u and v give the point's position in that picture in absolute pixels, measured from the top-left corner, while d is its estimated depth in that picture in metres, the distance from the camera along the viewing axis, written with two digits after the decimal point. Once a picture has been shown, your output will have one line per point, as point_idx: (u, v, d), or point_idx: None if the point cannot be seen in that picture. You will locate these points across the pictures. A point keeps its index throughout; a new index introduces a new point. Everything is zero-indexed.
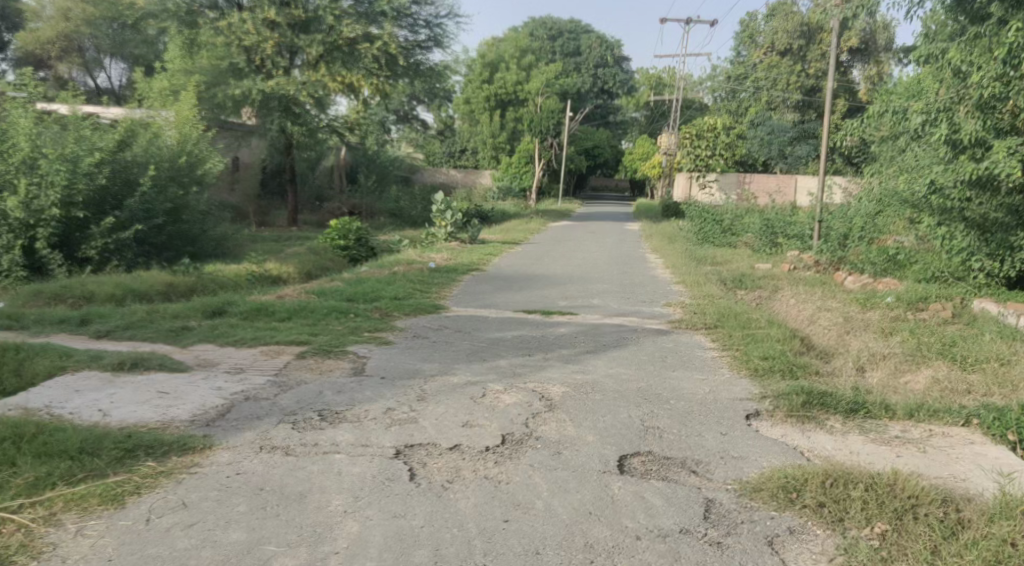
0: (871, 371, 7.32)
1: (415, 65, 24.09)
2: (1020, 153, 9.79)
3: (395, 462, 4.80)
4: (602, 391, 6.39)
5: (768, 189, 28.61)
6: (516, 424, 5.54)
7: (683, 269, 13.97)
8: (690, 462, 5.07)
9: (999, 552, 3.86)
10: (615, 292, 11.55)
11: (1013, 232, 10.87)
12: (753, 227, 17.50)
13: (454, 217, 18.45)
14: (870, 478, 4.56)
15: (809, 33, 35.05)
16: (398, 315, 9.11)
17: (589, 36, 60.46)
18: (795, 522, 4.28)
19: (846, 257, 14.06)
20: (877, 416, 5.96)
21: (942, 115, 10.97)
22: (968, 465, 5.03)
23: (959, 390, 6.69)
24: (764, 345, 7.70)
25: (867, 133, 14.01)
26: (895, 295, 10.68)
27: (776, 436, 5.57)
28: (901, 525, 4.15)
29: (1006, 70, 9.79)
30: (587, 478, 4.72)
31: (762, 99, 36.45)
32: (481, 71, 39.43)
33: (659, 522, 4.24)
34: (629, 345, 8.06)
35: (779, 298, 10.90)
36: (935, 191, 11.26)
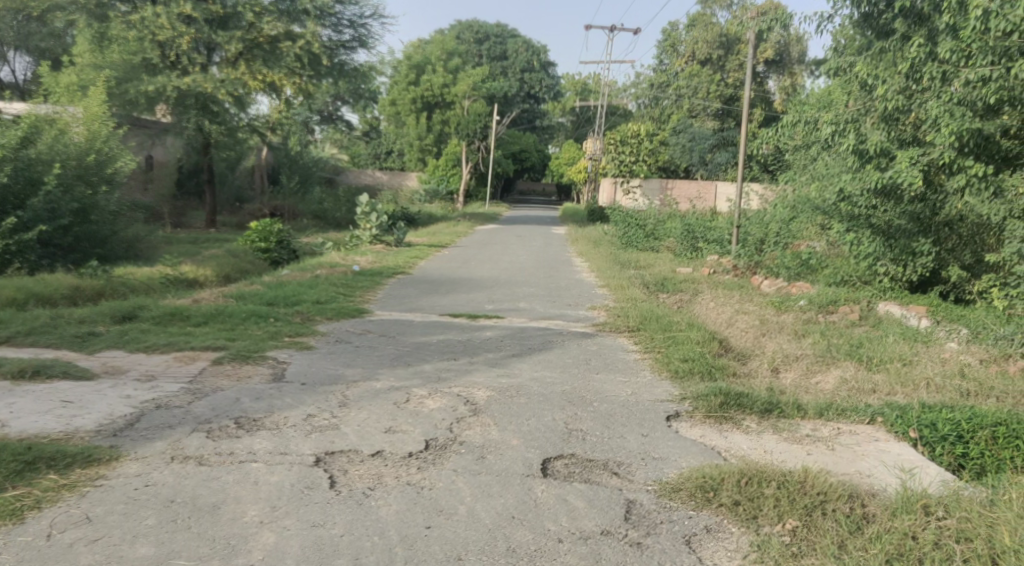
0: (785, 372, 7.57)
1: (340, 65, 23.92)
2: (922, 163, 10.21)
3: (314, 470, 4.71)
4: (528, 394, 6.43)
5: (688, 194, 29.14)
6: (440, 428, 5.51)
7: (607, 273, 14.17)
8: (612, 464, 5.14)
9: (902, 545, 4.01)
10: (541, 295, 11.64)
11: (915, 238, 11.40)
12: (674, 232, 17.84)
13: (379, 220, 18.33)
14: (783, 475, 4.71)
15: (727, 43, 36.72)
16: (320, 319, 8.96)
17: (516, 40, 60.77)
18: (711, 520, 4.39)
19: (762, 261, 14.49)
20: (790, 415, 6.15)
21: (850, 126, 11.42)
22: (873, 461, 5.25)
23: (865, 389, 6.98)
24: (684, 347, 7.86)
25: (781, 142, 14.50)
26: (807, 298, 11.04)
27: (695, 436, 5.70)
28: (811, 521, 4.29)
29: (910, 84, 10.43)
30: (510, 482, 4.73)
31: (684, 107, 37.33)
32: (407, 73, 39.50)
33: (580, 524, 4.28)
34: (554, 348, 8.12)
35: (699, 301, 11.14)
36: (844, 198, 11.70)
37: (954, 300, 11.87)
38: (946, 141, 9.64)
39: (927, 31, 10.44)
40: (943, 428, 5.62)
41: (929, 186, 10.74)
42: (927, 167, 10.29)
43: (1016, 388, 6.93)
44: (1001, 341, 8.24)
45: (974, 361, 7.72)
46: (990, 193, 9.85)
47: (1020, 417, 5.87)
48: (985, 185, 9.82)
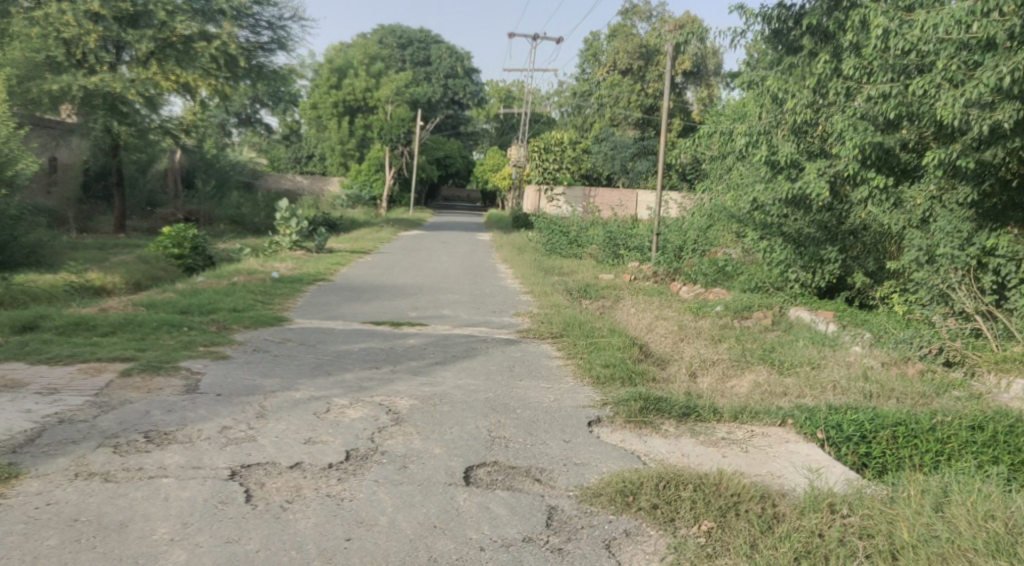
0: (702, 376, 7.77)
1: (258, 67, 23.54)
2: (828, 174, 10.72)
3: (229, 484, 4.59)
4: (450, 402, 6.41)
5: (611, 202, 29.57)
6: (361, 439, 5.44)
7: (532, 279, 14.28)
8: (535, 470, 5.18)
9: (809, 543, 4.15)
10: (465, 302, 11.66)
11: (823, 246, 11.93)
12: (597, 239, 18.08)
13: (300, 225, 17.97)
14: (699, 478, 4.83)
15: (648, 54, 37.28)
16: (237, 327, 8.75)
17: (439, 45, 60.63)
18: (630, 524, 4.47)
19: (681, 268, 14.72)
20: (706, 419, 6.32)
21: (762, 137, 11.81)
22: (784, 462, 5.44)
23: (777, 392, 7.22)
24: (606, 353, 7.98)
25: (699, 151, 14.85)
26: (723, 303, 11.34)
27: (616, 441, 5.80)
28: (725, 521, 4.42)
29: (816, 98, 10.86)
30: (432, 491, 4.72)
31: (606, 116, 37.87)
32: (328, 76, 39.19)
33: (502, 532, 4.29)
34: (478, 356, 8.13)
35: (620, 307, 11.36)
36: (757, 208, 12.10)
37: (859, 305, 12.47)
38: (851, 153, 10.08)
39: (832, 50, 10.99)
40: (848, 429, 5.88)
41: (836, 197, 11.23)
42: (833, 178, 10.80)
43: (914, 389, 7.28)
44: (901, 344, 8.60)
45: (877, 364, 8.07)
46: (890, 204, 10.57)
47: (917, 416, 6.22)
48: (886, 197, 10.50)
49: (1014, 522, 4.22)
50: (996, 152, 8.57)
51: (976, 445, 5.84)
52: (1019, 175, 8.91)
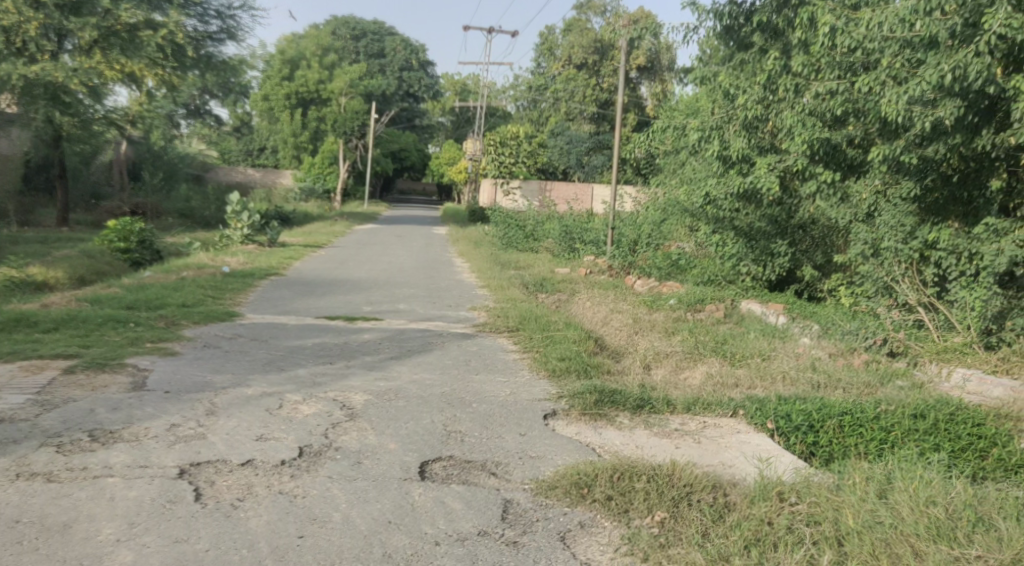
0: (656, 368, 7.86)
1: (207, 57, 23.08)
2: (778, 169, 10.86)
3: (178, 483, 4.51)
4: (406, 397, 6.38)
5: (567, 196, 29.72)
6: (315, 435, 5.39)
7: (489, 273, 14.28)
8: (490, 464, 5.18)
9: (759, 531, 4.23)
10: (421, 297, 11.61)
11: (773, 240, 12.17)
12: (553, 233, 18.14)
13: (251, 219, 17.63)
14: (652, 469, 4.89)
15: (602, 49, 37.54)
16: (185, 323, 8.59)
17: (394, 38, 60.22)
18: (584, 516, 4.51)
19: (635, 261, 14.85)
20: (660, 411, 6.38)
21: (714, 132, 11.86)
22: (736, 453, 5.52)
23: (728, 383, 7.34)
24: (561, 347, 8.02)
25: (652, 146, 14.98)
26: (677, 297, 11.43)
27: (571, 434, 5.83)
28: (677, 512, 4.48)
29: (767, 94, 11.00)
30: (387, 487, 4.69)
31: (561, 110, 38.00)
32: (280, 68, 38.39)
33: (457, 527, 4.29)
34: (434, 350, 8.10)
35: (576, 300, 11.42)
36: (710, 202, 12.08)
37: (808, 298, 12.72)
38: (800, 149, 10.30)
39: (783, 46, 11.25)
40: (797, 419, 6.01)
41: (785, 191, 11.43)
42: (782, 173, 10.96)
43: (860, 379, 7.45)
44: (847, 335, 8.76)
45: (824, 355, 8.23)
46: (838, 198, 10.76)
47: (863, 406, 6.38)
48: (834, 192, 10.68)
49: (954, 507, 4.36)
50: (937, 148, 8.79)
51: (918, 433, 5.99)
52: (960, 170, 9.20)
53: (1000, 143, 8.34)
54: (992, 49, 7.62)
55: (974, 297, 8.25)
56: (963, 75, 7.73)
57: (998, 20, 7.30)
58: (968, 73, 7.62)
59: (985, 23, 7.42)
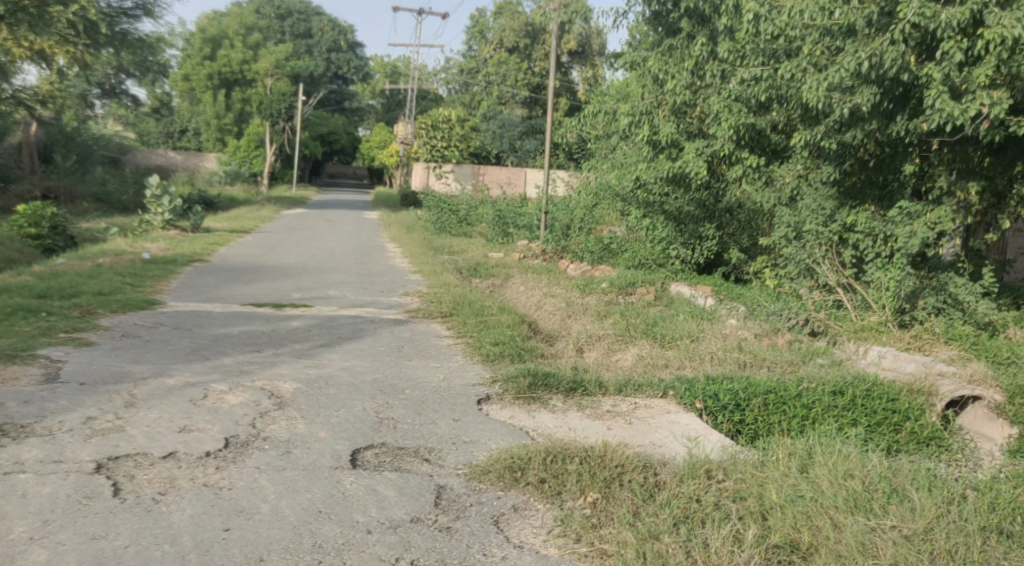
0: (588, 351, 7.93)
1: (121, 34, 22.04)
2: (705, 154, 11.09)
3: (94, 478, 4.33)
4: (337, 384, 6.28)
5: (499, 181, 29.71)
6: (241, 425, 5.25)
7: (422, 258, 14.19)
8: (423, 450, 5.14)
9: (687, 509, 4.28)
10: (351, 283, 11.43)
11: (702, 223, 12.43)
12: (486, 218, 18.11)
13: (172, 203, 17.18)
14: (584, 451, 4.92)
15: (533, 32, 37.53)
16: (102, 312, 8.26)
17: (321, 17, 58.99)
18: (518, 499, 4.51)
19: (568, 245, 14.93)
20: (592, 393, 6.44)
21: (644, 118, 12.04)
22: (665, 433, 5.60)
23: (659, 364, 7.47)
24: (495, 331, 8.01)
25: (584, 130, 15.05)
26: (608, 281, 11.52)
27: (505, 418, 5.81)
28: (609, 493, 4.51)
29: (695, 80, 11.18)
30: (317, 476, 4.61)
31: (493, 94, 37.86)
32: (200, 47, 36.99)
33: (390, 514, 4.24)
34: (365, 337, 7.98)
35: (510, 285, 11.42)
36: (640, 186, 12.44)
37: (735, 280, 12.97)
38: (727, 134, 10.46)
39: (709, 32, 11.35)
40: (724, 398, 6.13)
41: (713, 175, 11.66)
42: (710, 158, 11.17)
43: (783, 357, 7.67)
44: (771, 316, 8.92)
45: (750, 335, 8.42)
46: (762, 182, 11.03)
47: (786, 383, 6.57)
48: (759, 175, 10.97)
49: (870, 479, 4.54)
50: (855, 134, 9.05)
51: (837, 409, 6.23)
52: (876, 155, 9.55)
53: (913, 129, 8.65)
54: (906, 38, 7.86)
55: (889, 278, 8.57)
56: (879, 63, 7.97)
57: (912, 9, 7.55)
58: (884, 60, 7.86)
59: (899, 12, 7.67)
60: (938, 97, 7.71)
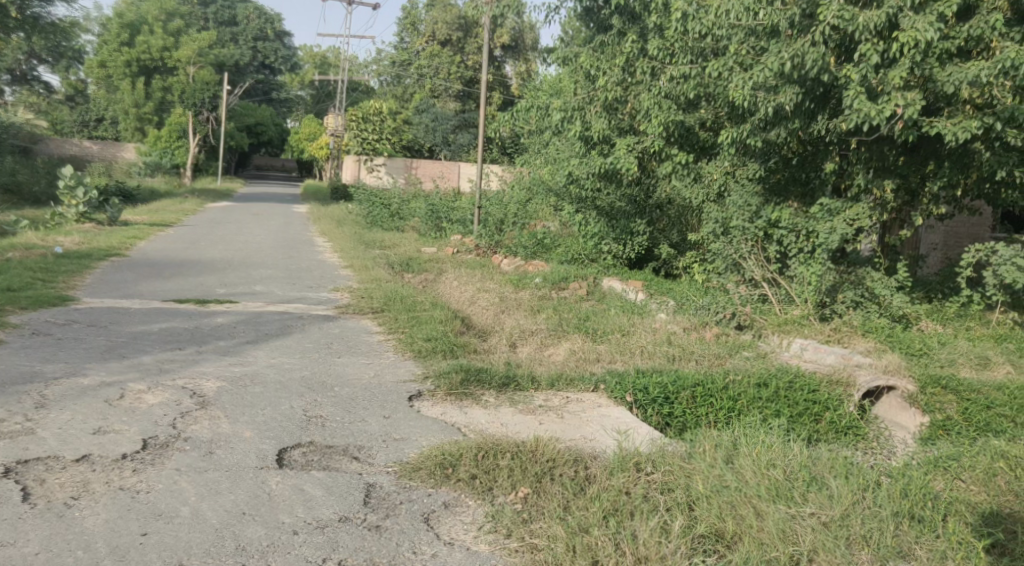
0: (521, 346, 7.94)
1: (33, 17, 21.28)
2: (637, 150, 11.19)
3: (2, 483, 4.13)
4: (263, 383, 6.12)
5: (432, 175, 29.51)
6: (160, 426, 5.07)
7: (352, 252, 13.97)
8: (352, 449, 5.05)
9: (617, 502, 4.31)
10: (279, 278, 11.19)
11: (633, 219, 12.53)
12: (418, 212, 17.97)
13: (88, 195, 16.49)
14: (516, 446, 4.92)
15: (466, 26, 37.42)
16: (11, 309, 7.88)
17: (246, 5, 57.55)
18: (449, 496, 4.47)
19: (502, 241, 14.91)
20: (524, 387, 6.44)
21: (575, 114, 11.96)
22: (595, 427, 5.63)
23: (590, 358, 7.53)
24: (427, 327, 7.94)
25: (516, 125, 15.06)
26: (542, 276, 11.55)
27: (436, 414, 5.76)
28: (540, 487, 4.51)
29: (626, 76, 11.24)
30: (241, 477, 4.48)
31: (425, 87, 37.57)
32: (118, 32, 36.42)
33: (317, 514, 4.15)
34: (294, 333, 7.82)
35: (443, 280, 11.33)
36: (573, 181, 12.52)
37: (665, 275, 13.17)
38: (657, 131, 10.55)
39: (639, 29, 11.49)
40: (653, 391, 6.26)
41: (644, 172, 11.81)
42: (641, 154, 11.26)
43: (711, 350, 7.81)
44: (700, 310, 9.04)
45: (679, 329, 8.54)
46: (691, 178, 11.16)
47: (713, 375, 6.70)
48: (688, 172, 11.07)
49: (791, 469, 4.66)
50: (779, 132, 9.26)
51: (762, 400, 6.41)
52: (799, 154, 9.78)
53: (833, 128, 8.93)
54: (826, 40, 8.09)
55: (811, 272, 8.82)
56: (801, 63, 8.17)
57: (831, 12, 7.78)
58: (805, 61, 8.06)
59: (820, 15, 7.90)
60: (856, 98, 7.93)
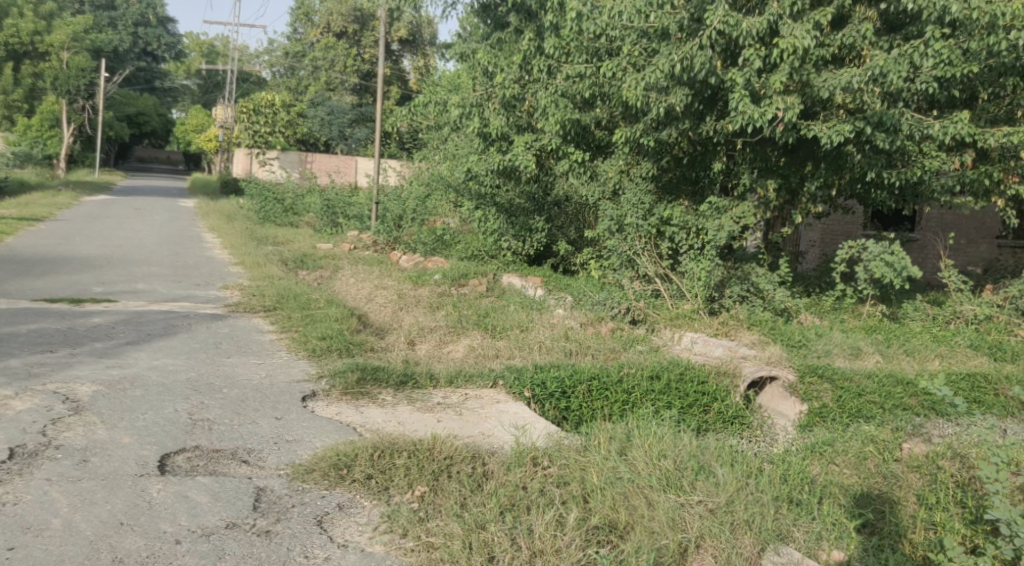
0: (420, 343, 7.88)
1: None
2: (534, 148, 11.29)
3: None
4: (144, 385, 5.85)
5: (329, 169, 29.16)
6: (28, 434, 4.78)
7: (243, 249, 13.51)
8: (242, 452, 4.89)
9: (514, 497, 4.32)
10: (163, 276, 10.72)
11: (532, 216, 12.69)
12: (314, 207, 17.57)
13: None
14: (413, 444, 4.87)
15: (362, 18, 36.77)
16: None
17: None
18: (343, 497, 4.39)
19: (401, 237, 14.69)
20: (423, 385, 6.39)
21: (473, 110, 11.83)
22: (493, 422, 5.65)
23: (489, 354, 7.55)
24: (323, 325, 7.77)
25: (414, 119, 14.91)
26: (441, 272, 11.48)
27: (331, 415, 5.65)
28: (437, 485, 4.48)
29: (523, 73, 11.34)
30: (119, 485, 4.27)
31: (320, 79, 36.73)
32: None
33: (202, 521, 4.00)
34: (179, 333, 7.50)
35: (339, 277, 11.14)
36: (471, 177, 12.53)
37: (563, 272, 13.30)
38: (554, 129, 10.65)
39: (535, 27, 11.63)
40: (551, 385, 6.35)
41: (542, 169, 11.94)
42: (539, 152, 11.38)
43: (607, 345, 7.96)
44: (596, 305, 9.18)
45: (576, 324, 8.66)
46: (587, 176, 11.29)
47: (608, 369, 6.82)
48: (584, 170, 11.19)
49: (681, 458, 4.80)
50: (671, 132, 9.54)
51: (654, 393, 6.56)
52: (690, 153, 10.09)
53: (720, 129, 9.25)
54: (713, 44, 8.35)
55: (701, 268, 9.11)
56: (690, 66, 8.39)
57: (717, 16, 8.05)
58: (694, 64, 8.30)
59: (707, 19, 8.16)
60: (741, 100, 8.22)
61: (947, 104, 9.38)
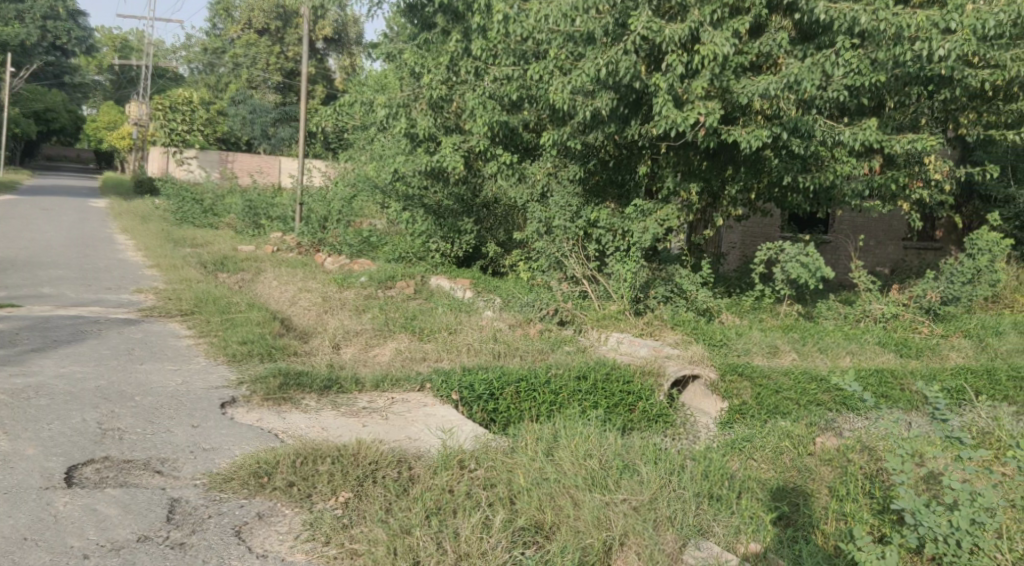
0: (345, 347, 7.77)
1: None
2: (462, 149, 11.23)
3: None
4: (50, 394, 5.60)
5: (252, 169, 28.66)
6: None
7: (159, 251, 13.08)
8: (156, 461, 4.73)
9: (441, 500, 4.28)
10: (72, 279, 10.33)
11: (460, 218, 12.60)
12: (236, 208, 17.14)
13: None
14: (337, 450, 4.78)
15: (285, 15, 36.07)
16: None
17: None
18: (264, 506, 4.28)
19: (326, 239, 14.48)
20: (347, 390, 6.30)
21: (400, 110, 11.74)
22: (420, 426, 5.60)
23: (416, 357, 7.48)
24: (244, 329, 7.58)
25: (337, 118, 14.70)
26: (367, 274, 11.33)
27: (252, 422, 5.50)
28: (362, 490, 4.42)
29: (450, 75, 11.29)
30: (23, 499, 4.07)
31: (242, 76, 35.90)
32: None
33: (113, 535, 3.84)
34: (89, 340, 7.21)
35: (261, 280, 10.90)
36: (398, 179, 12.43)
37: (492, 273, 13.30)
38: (481, 131, 10.58)
39: (463, 29, 11.62)
40: (479, 388, 6.32)
41: (470, 171, 11.92)
42: (466, 153, 11.33)
43: (534, 346, 7.99)
44: (524, 307, 9.19)
45: (504, 325, 8.67)
46: (516, 178, 11.07)
47: (536, 370, 6.82)
48: (512, 171, 11.00)
49: (606, 458, 4.85)
50: (597, 135, 9.65)
51: (582, 392, 6.61)
52: (616, 156, 10.21)
53: (644, 133, 9.39)
54: (637, 49, 8.46)
55: (626, 269, 9.21)
56: (614, 71, 8.48)
57: (641, 22, 8.17)
58: (618, 69, 8.39)
59: (631, 25, 8.27)
60: (664, 105, 8.35)
61: (858, 111, 9.73)
